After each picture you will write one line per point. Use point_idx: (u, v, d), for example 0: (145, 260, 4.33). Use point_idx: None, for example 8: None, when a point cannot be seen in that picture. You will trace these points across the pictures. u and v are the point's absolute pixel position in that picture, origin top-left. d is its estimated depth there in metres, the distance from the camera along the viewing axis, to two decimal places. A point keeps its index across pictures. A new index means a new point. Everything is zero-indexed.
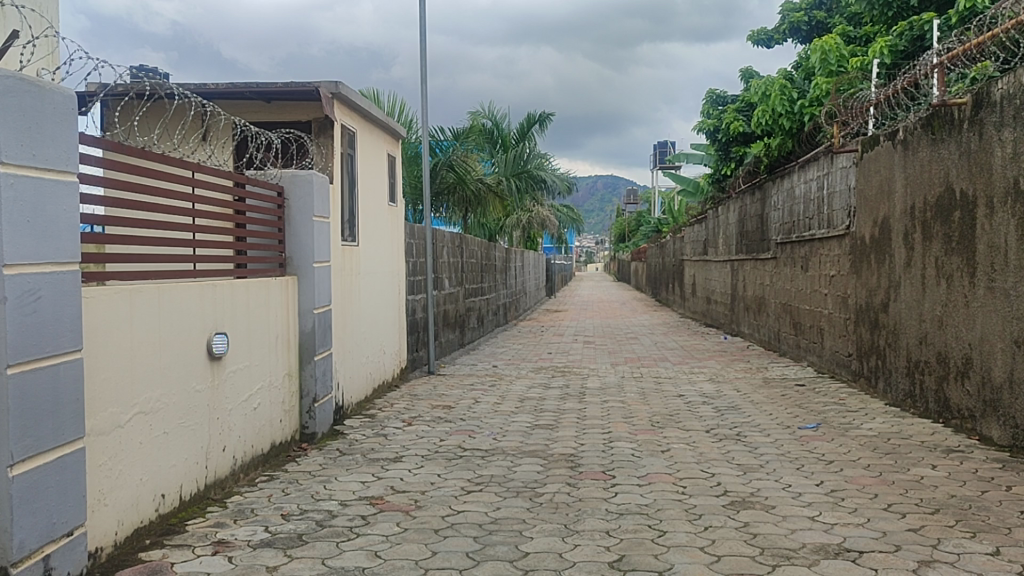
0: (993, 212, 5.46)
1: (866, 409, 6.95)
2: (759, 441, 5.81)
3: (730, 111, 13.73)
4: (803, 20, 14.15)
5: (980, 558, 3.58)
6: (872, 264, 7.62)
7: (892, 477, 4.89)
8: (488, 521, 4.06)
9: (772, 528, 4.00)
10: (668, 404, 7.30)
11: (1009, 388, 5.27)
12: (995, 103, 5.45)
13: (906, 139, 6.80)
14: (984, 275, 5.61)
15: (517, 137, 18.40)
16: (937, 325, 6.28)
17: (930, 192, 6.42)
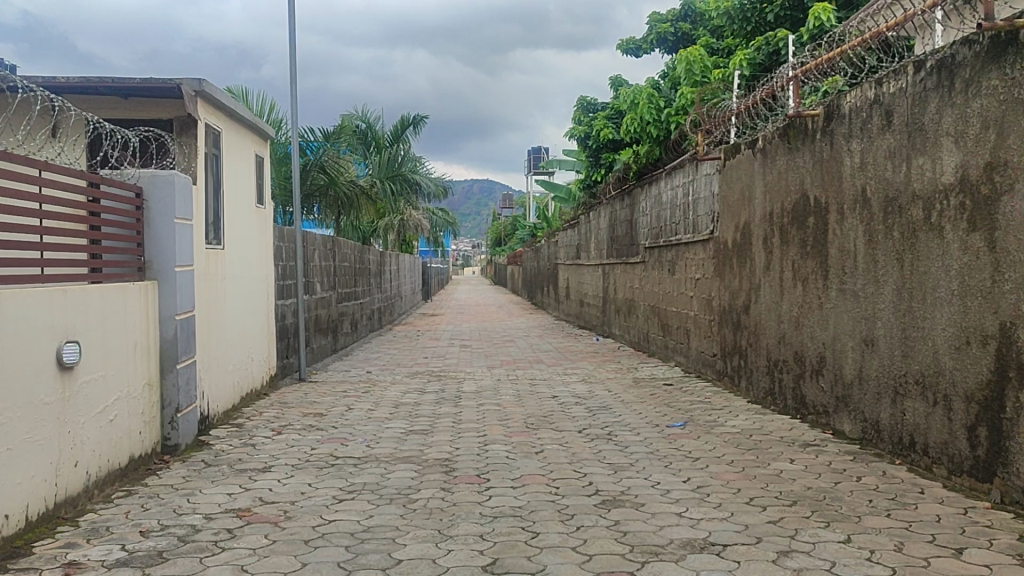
0: (843, 218, 5.79)
1: (729, 406, 7.24)
2: (629, 441, 5.95)
3: (601, 118, 14.10)
4: (669, 30, 14.64)
5: (833, 546, 3.79)
6: (734, 267, 7.94)
7: (753, 471, 5.11)
8: (361, 529, 3.99)
9: (640, 525, 4.10)
10: (541, 405, 7.38)
11: (859, 385, 5.62)
12: (844, 115, 5.79)
13: (765, 148, 7.12)
14: (835, 277, 5.93)
15: (390, 139, 18.22)
16: (793, 325, 6.60)
17: (786, 199, 6.74)
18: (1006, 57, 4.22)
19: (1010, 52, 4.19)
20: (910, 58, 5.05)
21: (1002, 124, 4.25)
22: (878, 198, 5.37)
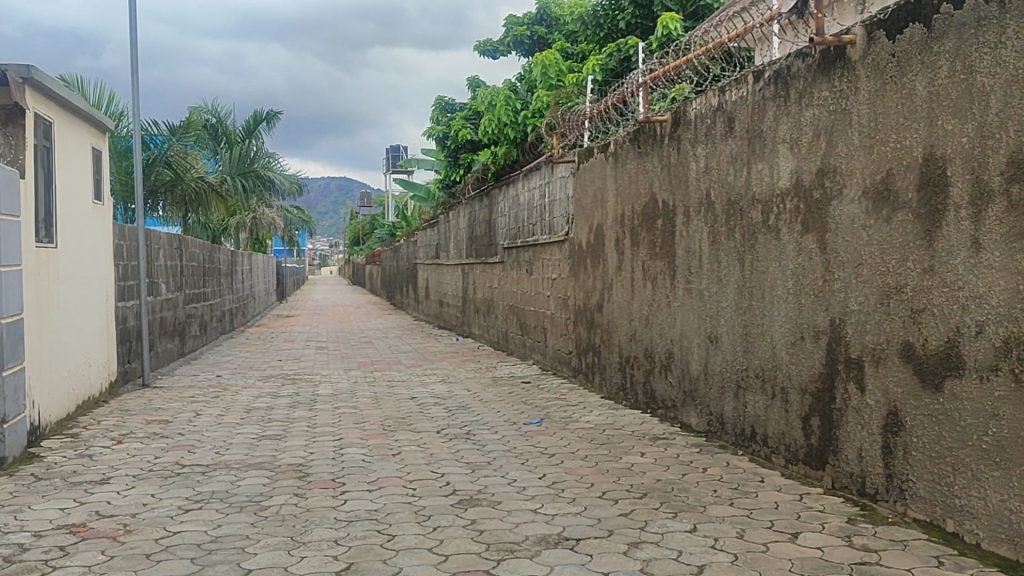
0: (689, 220, 6.04)
1: (583, 403, 7.41)
2: (486, 439, 5.99)
3: (459, 118, 14.23)
4: (525, 33, 14.86)
5: (680, 536, 3.94)
6: (588, 267, 8.14)
7: (606, 465, 5.25)
8: (209, 540, 3.84)
9: (496, 523, 4.13)
10: (398, 407, 7.32)
11: (704, 379, 5.87)
12: (689, 121, 6.05)
13: (616, 152, 7.34)
14: (682, 277, 6.17)
15: (242, 134, 17.64)
16: (644, 323, 6.83)
17: (636, 201, 6.97)
18: (835, 70, 4.51)
19: (838, 65, 4.48)
20: (750, 68, 5.31)
21: (832, 133, 4.54)
22: (721, 202, 5.63)
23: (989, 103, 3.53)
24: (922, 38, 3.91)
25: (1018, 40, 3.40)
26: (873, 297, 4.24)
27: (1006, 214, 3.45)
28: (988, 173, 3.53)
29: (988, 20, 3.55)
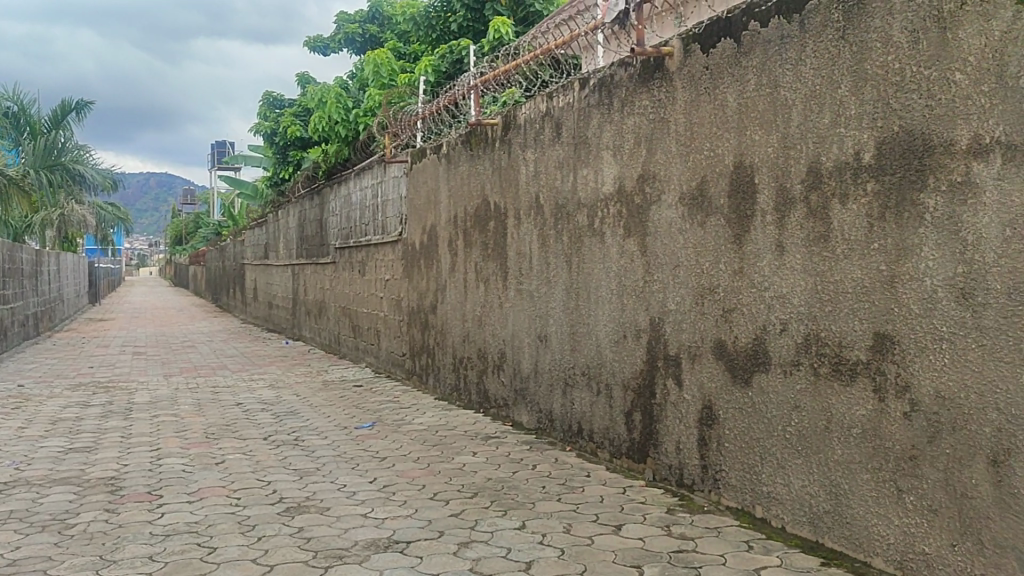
0: (519, 222, 6.16)
1: (416, 404, 7.39)
2: (316, 445, 5.85)
3: (288, 115, 13.85)
4: (357, 31, 14.64)
5: (509, 533, 4.00)
6: (421, 268, 8.13)
7: (438, 467, 5.25)
8: (5, 564, 3.53)
9: (325, 530, 4.04)
10: (223, 413, 7.03)
11: (534, 378, 5.99)
12: (519, 125, 6.17)
13: (449, 153, 7.38)
14: (513, 278, 6.27)
15: (48, 124, 16.42)
16: (476, 323, 6.89)
17: (468, 203, 7.02)
18: (654, 80, 4.71)
19: (657, 76, 4.68)
20: (576, 77, 5.45)
21: (652, 141, 4.74)
22: (550, 205, 5.77)
23: (791, 116, 3.80)
24: (733, 53, 4.15)
25: (815, 58, 3.67)
26: (689, 297, 4.46)
27: (806, 220, 3.73)
28: (790, 181, 3.80)
29: (790, 39, 3.81)
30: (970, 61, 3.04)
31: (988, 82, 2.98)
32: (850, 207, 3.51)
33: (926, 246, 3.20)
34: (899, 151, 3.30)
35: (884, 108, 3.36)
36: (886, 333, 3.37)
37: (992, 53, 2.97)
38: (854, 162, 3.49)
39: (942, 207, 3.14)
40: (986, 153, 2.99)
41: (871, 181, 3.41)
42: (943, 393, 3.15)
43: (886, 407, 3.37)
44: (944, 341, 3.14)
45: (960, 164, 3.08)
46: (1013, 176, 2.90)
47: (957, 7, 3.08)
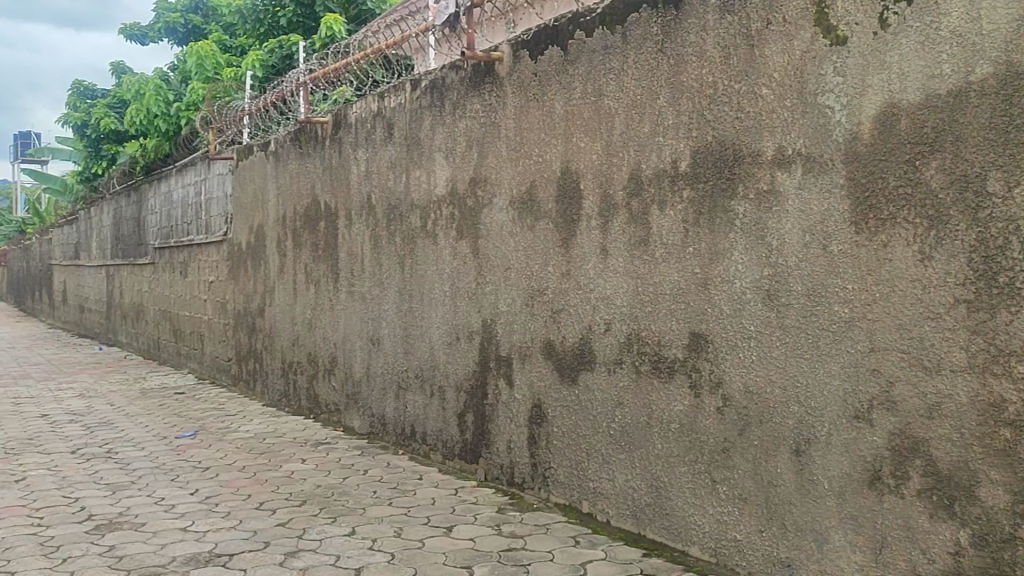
0: (351, 223, 6.07)
1: (243, 411, 7.13)
2: (132, 457, 5.52)
3: (101, 106, 13.02)
4: (178, 21, 13.96)
5: (339, 540, 3.92)
6: (248, 270, 7.84)
7: (264, 475, 5.08)
8: None
9: (139, 547, 3.82)
10: (25, 426, 6.50)
11: (366, 382, 5.91)
12: (351, 125, 6.08)
13: (277, 151, 7.17)
14: (344, 280, 6.17)
15: None
16: (306, 326, 6.72)
17: (298, 203, 6.84)
18: (485, 85, 4.76)
19: (488, 80, 4.73)
20: (408, 77, 5.43)
21: (482, 144, 4.78)
22: (382, 206, 5.72)
23: (614, 124, 3.94)
24: (560, 61, 4.25)
25: (637, 69, 3.82)
26: (519, 299, 4.54)
27: (628, 224, 3.87)
28: (614, 187, 3.93)
29: (613, 49, 3.95)
30: (774, 78, 3.26)
31: (790, 99, 3.21)
32: (668, 212, 3.68)
33: (736, 250, 3.40)
34: (713, 160, 3.49)
35: (699, 119, 3.55)
36: (701, 332, 3.55)
37: (794, 71, 3.19)
38: (672, 169, 3.66)
39: (750, 214, 3.35)
40: (788, 164, 3.21)
41: (687, 188, 3.59)
42: (751, 388, 3.35)
43: (702, 403, 3.56)
44: (752, 339, 3.34)
45: (766, 174, 3.29)
46: (811, 186, 3.13)
47: (763, 27, 3.29)
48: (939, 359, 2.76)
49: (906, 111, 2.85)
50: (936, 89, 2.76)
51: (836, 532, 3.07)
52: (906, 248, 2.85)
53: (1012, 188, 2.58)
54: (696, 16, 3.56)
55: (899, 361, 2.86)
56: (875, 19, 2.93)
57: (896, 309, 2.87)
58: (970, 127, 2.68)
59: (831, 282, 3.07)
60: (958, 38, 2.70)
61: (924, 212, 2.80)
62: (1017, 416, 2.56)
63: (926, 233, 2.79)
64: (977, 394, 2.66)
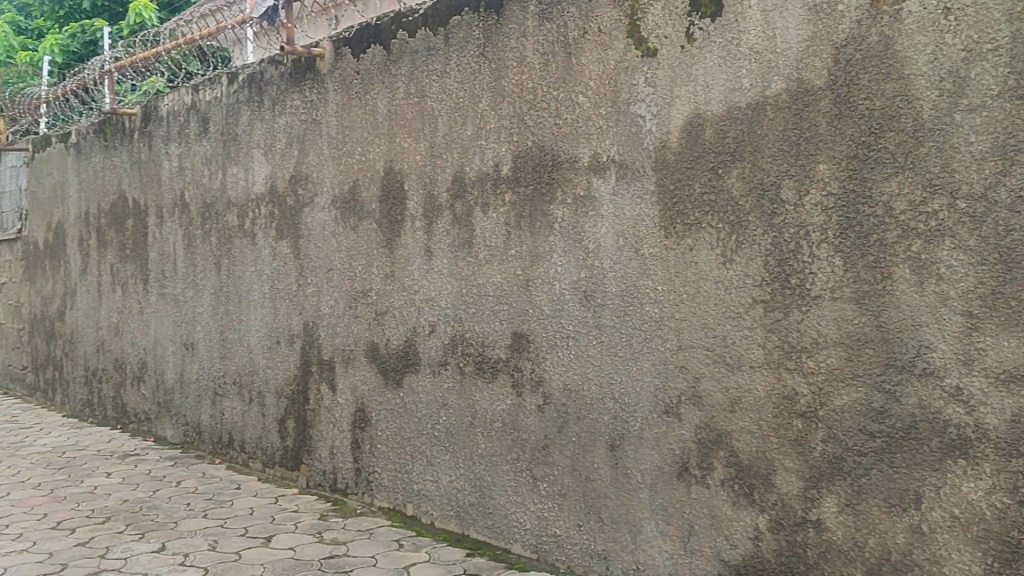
0: (163, 221, 5.76)
1: (40, 423, 6.60)
2: None
3: None
4: None
5: (147, 557, 3.71)
6: (45, 271, 7.28)
7: (64, 492, 4.72)
8: None
9: None
10: None
11: (180, 389, 5.63)
12: (162, 117, 5.77)
13: (79, 143, 6.69)
14: (155, 281, 5.84)
15: None
16: (112, 331, 6.32)
17: (103, 199, 6.42)
18: (305, 81, 4.64)
19: (309, 77, 4.61)
20: (224, 70, 5.22)
21: (303, 142, 4.66)
22: (196, 204, 5.46)
23: (437, 126, 3.93)
24: (382, 60, 4.20)
25: (459, 72, 3.84)
26: (341, 301, 4.45)
27: (451, 226, 3.88)
28: (437, 189, 3.93)
29: (436, 51, 3.94)
30: (590, 85, 3.36)
31: (604, 107, 3.32)
32: (490, 215, 3.72)
33: (555, 252, 3.48)
34: (533, 164, 3.56)
35: (519, 123, 3.61)
36: (522, 332, 3.61)
37: (608, 80, 3.31)
38: (494, 172, 3.70)
39: (568, 218, 3.44)
40: (603, 170, 3.32)
41: (508, 191, 3.65)
42: (570, 387, 3.44)
43: (523, 402, 3.61)
44: (571, 339, 3.43)
45: (583, 179, 3.39)
46: (625, 191, 3.26)
47: (580, 36, 3.39)
48: (740, 356, 2.94)
49: (710, 122, 3.02)
50: (736, 103, 2.94)
51: (648, 523, 3.20)
52: (711, 251, 3.01)
53: (802, 197, 2.79)
54: (515, 22, 3.61)
55: (705, 358, 3.03)
56: (681, 33, 3.09)
57: (702, 309, 3.03)
58: (766, 138, 2.87)
59: (643, 284, 3.20)
60: (755, 56, 2.89)
61: (726, 218, 2.98)
62: (808, 408, 2.77)
63: (728, 238, 2.97)
64: (773, 388, 2.85)
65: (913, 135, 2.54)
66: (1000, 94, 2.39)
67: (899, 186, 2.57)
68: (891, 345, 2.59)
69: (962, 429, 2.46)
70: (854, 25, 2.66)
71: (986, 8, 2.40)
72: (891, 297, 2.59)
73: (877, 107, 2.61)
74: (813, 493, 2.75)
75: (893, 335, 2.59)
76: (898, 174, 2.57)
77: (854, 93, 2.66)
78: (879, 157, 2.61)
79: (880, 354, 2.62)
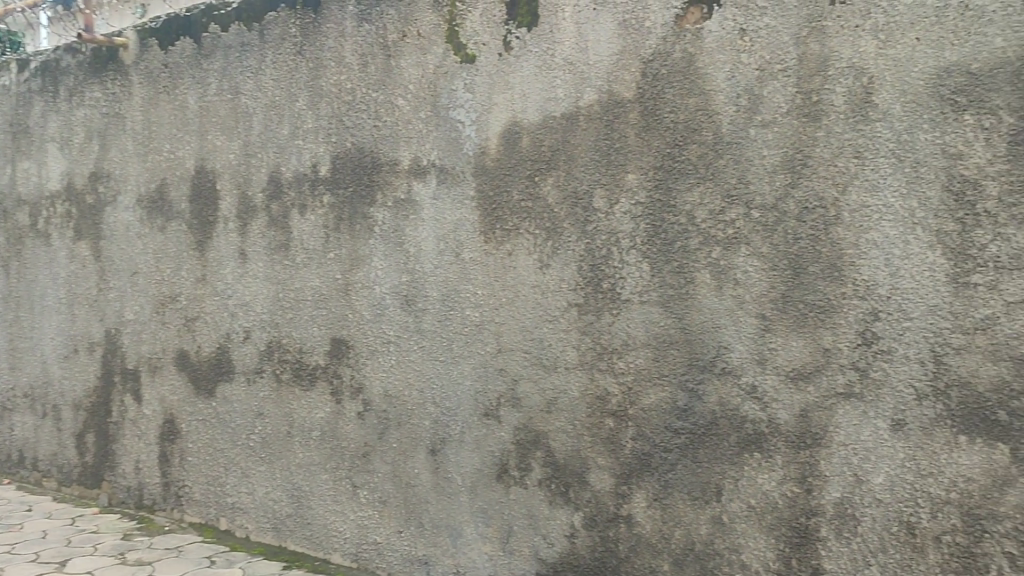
0: None
1: None
2: None
3: None
4: None
5: None
6: None
7: None
8: None
9: None
10: None
11: None
12: None
13: None
14: None
15: None
16: None
17: None
18: (107, 71, 4.32)
19: (110, 67, 4.30)
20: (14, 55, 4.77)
21: (104, 137, 4.35)
22: None
23: (251, 124, 3.77)
24: (193, 54, 3.96)
25: (274, 70, 3.69)
26: (148, 306, 4.19)
27: (267, 229, 3.74)
28: (252, 190, 3.77)
29: (250, 47, 3.76)
30: (410, 89, 3.34)
31: (424, 111, 3.30)
32: (308, 217, 3.61)
33: (375, 257, 3.43)
34: (352, 166, 3.48)
35: (338, 124, 3.51)
36: (340, 338, 3.53)
37: (428, 85, 3.29)
38: (311, 174, 3.60)
39: (388, 221, 3.39)
40: (423, 174, 3.31)
41: (327, 193, 3.55)
42: (390, 392, 3.40)
43: (342, 409, 3.53)
44: (391, 343, 3.39)
45: (403, 182, 3.36)
46: (445, 196, 3.26)
47: (399, 38, 3.35)
48: (556, 358, 3.02)
49: (527, 130, 3.08)
50: (552, 112, 3.03)
51: (468, 525, 3.21)
52: (528, 257, 3.07)
53: (613, 205, 2.92)
54: (333, 20, 3.51)
55: (523, 360, 3.08)
56: (499, 41, 3.13)
57: (520, 313, 3.09)
58: (580, 148, 2.98)
59: (462, 288, 3.22)
60: (570, 67, 3.00)
61: (542, 223, 3.05)
62: (619, 407, 2.91)
63: (544, 244, 3.04)
64: (586, 388, 2.97)
65: (713, 147, 2.78)
66: (789, 112, 2.67)
67: (702, 196, 2.79)
68: (693, 346, 2.80)
69: (757, 425, 2.71)
70: (660, 41, 2.86)
71: (777, 29, 2.69)
72: (695, 300, 2.80)
73: (680, 120, 2.83)
74: (624, 489, 2.90)
75: (695, 336, 2.80)
76: (699, 184, 2.79)
77: (661, 105, 2.86)
78: (683, 168, 2.82)
79: (684, 354, 2.82)
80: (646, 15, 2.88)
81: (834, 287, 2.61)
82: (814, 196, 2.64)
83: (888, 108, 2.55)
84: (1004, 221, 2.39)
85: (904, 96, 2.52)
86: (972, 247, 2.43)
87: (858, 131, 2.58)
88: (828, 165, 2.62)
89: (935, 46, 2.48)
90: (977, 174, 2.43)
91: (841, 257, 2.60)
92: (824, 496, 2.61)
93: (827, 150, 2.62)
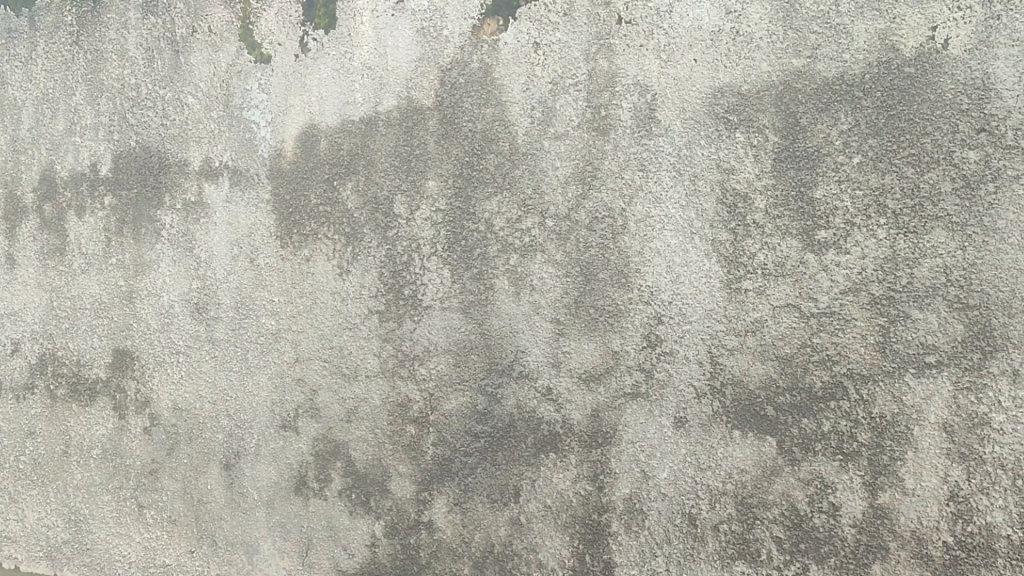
0: None
1: None
2: None
3: None
4: None
5: None
6: None
7: None
8: None
9: None
10: None
11: None
12: None
13: None
14: None
15: None
16: None
17: None
18: None
19: None
20: None
21: None
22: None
23: (19, 117, 3.31)
24: None
25: (47, 61, 3.29)
26: None
27: (39, 231, 3.28)
28: (21, 189, 3.30)
29: (18, 34, 3.33)
30: (200, 88, 3.14)
31: (215, 110, 3.13)
32: (86, 220, 3.23)
33: (163, 262, 3.16)
34: (136, 166, 3.19)
35: (120, 121, 3.21)
36: (124, 349, 3.20)
37: (219, 83, 3.13)
38: (90, 173, 3.23)
39: (177, 225, 3.15)
40: (215, 175, 3.12)
41: (108, 194, 3.21)
42: (179, 406, 3.14)
43: (126, 426, 3.19)
44: (181, 354, 3.15)
45: (193, 184, 3.14)
46: (239, 198, 3.09)
47: (188, 33, 3.15)
48: (356, 367, 2.96)
49: (325, 134, 3.01)
50: (350, 116, 2.99)
51: (265, 541, 3.05)
52: (327, 262, 3.00)
53: (415, 211, 2.91)
54: (115, 11, 3.23)
55: (321, 370, 3.00)
56: (295, 42, 3.07)
57: (319, 320, 3.00)
58: (379, 153, 2.95)
59: (258, 295, 3.07)
60: (368, 71, 2.98)
61: (342, 229, 2.98)
62: (420, 414, 2.90)
63: (344, 249, 2.98)
64: (387, 396, 2.93)
65: (510, 156, 2.84)
66: (581, 125, 2.78)
67: (500, 205, 2.84)
68: (493, 352, 2.84)
69: (552, 426, 2.79)
70: (458, 50, 2.91)
71: (569, 46, 2.80)
72: (493, 306, 2.84)
73: (479, 129, 2.87)
74: (425, 496, 2.90)
75: (495, 341, 2.84)
76: (497, 193, 2.84)
77: (458, 113, 2.89)
78: (481, 176, 2.86)
79: (483, 359, 2.85)
80: (443, 24, 2.92)
81: (622, 294, 2.74)
82: (603, 206, 2.75)
83: (669, 125, 2.72)
84: (770, 232, 2.63)
85: (683, 114, 2.71)
86: (743, 255, 2.65)
87: (643, 145, 2.73)
88: (616, 177, 2.75)
89: (709, 68, 2.70)
90: (747, 189, 2.65)
91: (628, 265, 2.74)
92: (615, 492, 2.74)
93: (615, 162, 2.75)
